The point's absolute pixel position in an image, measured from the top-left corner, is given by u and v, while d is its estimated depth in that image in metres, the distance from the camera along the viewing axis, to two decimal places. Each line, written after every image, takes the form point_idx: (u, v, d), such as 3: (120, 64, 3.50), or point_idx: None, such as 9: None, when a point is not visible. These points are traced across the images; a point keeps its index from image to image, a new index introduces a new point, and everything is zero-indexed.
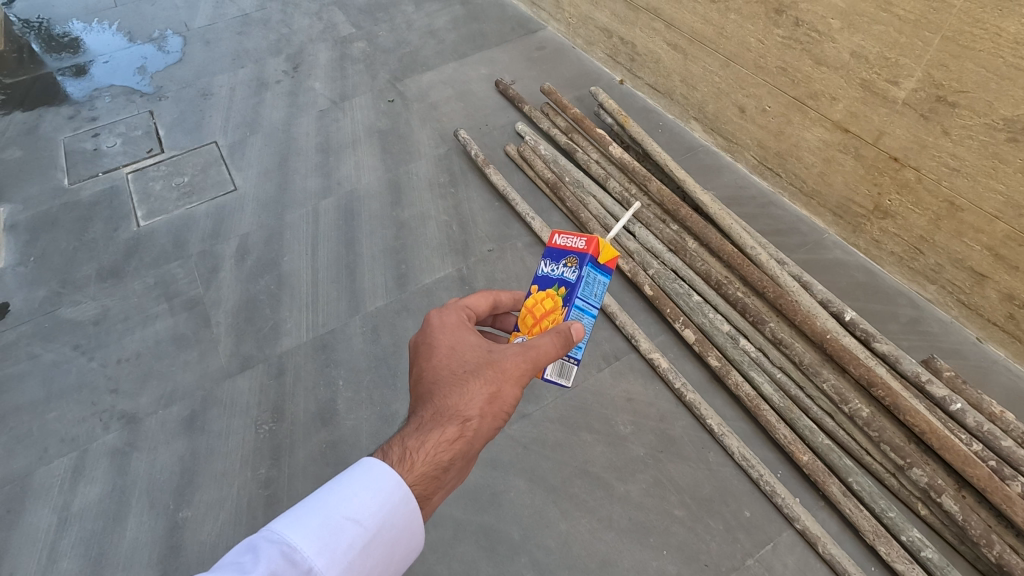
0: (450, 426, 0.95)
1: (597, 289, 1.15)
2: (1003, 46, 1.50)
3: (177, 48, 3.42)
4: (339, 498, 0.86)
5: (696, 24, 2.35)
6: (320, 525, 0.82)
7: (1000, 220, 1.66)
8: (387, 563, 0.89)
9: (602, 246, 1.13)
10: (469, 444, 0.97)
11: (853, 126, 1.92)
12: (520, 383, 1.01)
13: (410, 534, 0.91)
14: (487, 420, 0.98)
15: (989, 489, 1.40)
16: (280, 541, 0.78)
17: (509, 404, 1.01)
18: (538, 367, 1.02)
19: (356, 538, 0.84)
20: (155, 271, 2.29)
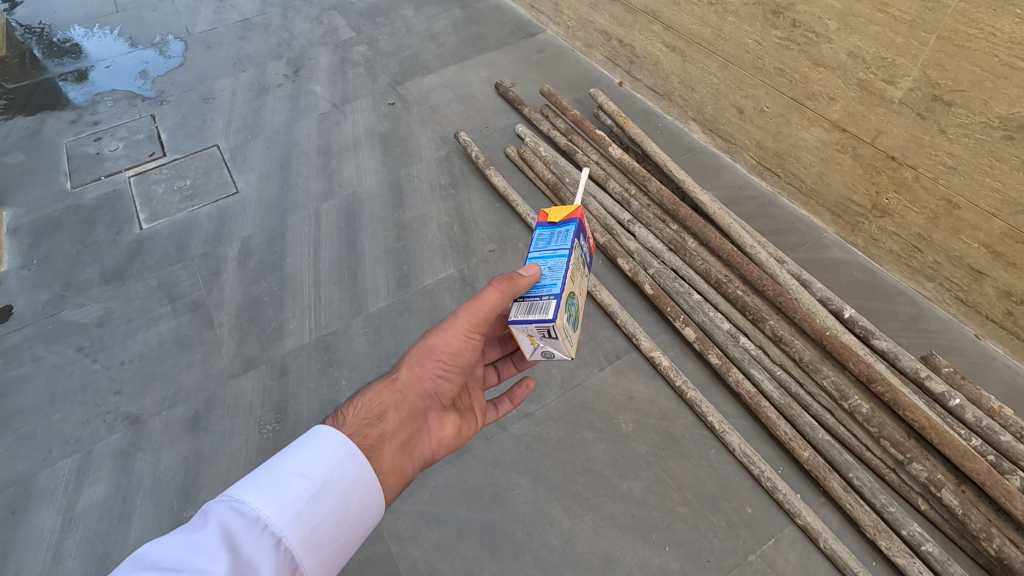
0: (384, 379, 1.08)
1: (558, 237, 1.12)
2: (998, 45, 1.52)
3: (178, 53, 3.44)
4: (288, 457, 0.89)
5: (694, 26, 2.37)
6: (268, 481, 0.85)
7: (997, 217, 1.68)
8: (345, 515, 0.90)
9: (551, 208, 1.18)
10: (401, 392, 1.06)
11: (851, 126, 1.94)
12: (450, 331, 1.10)
13: (363, 486, 0.93)
14: (415, 369, 1.08)
15: (989, 482, 1.41)
16: (228, 499, 0.82)
17: (441, 353, 1.09)
18: (470, 315, 1.08)
19: (304, 489, 0.86)
20: (158, 273, 2.30)
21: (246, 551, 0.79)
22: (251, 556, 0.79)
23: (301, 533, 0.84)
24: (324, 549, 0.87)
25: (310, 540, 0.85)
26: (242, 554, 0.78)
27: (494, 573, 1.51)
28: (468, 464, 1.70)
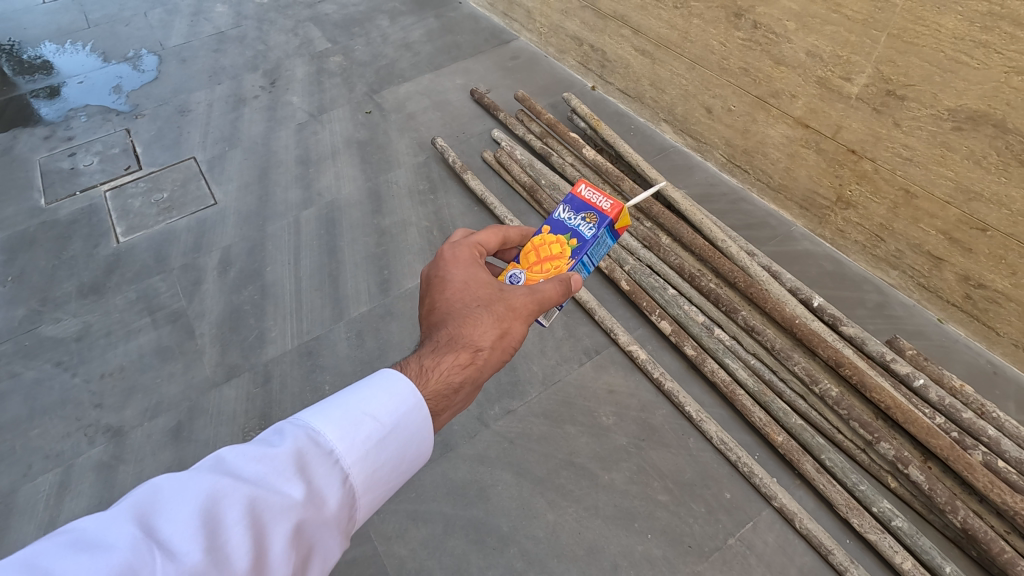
0: (463, 351, 1.04)
1: (601, 250, 1.31)
2: (943, 41, 1.60)
3: (152, 67, 3.44)
4: (360, 395, 0.88)
5: (662, 30, 2.44)
6: (342, 414, 0.85)
7: (952, 205, 1.75)
8: (403, 462, 0.90)
9: (621, 214, 1.29)
10: (478, 371, 1.05)
11: (813, 122, 2.02)
12: (526, 322, 1.13)
13: (421, 437, 0.92)
14: (494, 352, 1.08)
15: (952, 457, 1.47)
16: (305, 424, 0.83)
17: (513, 341, 1.12)
18: (542, 309, 1.15)
19: (374, 431, 0.86)
20: (137, 286, 2.30)
21: (315, 480, 0.80)
22: (320, 486, 0.80)
23: (365, 472, 0.85)
24: (380, 489, 0.88)
25: (371, 479, 0.86)
26: (313, 482, 0.80)
27: (481, 567, 1.53)
28: (453, 462, 1.73)
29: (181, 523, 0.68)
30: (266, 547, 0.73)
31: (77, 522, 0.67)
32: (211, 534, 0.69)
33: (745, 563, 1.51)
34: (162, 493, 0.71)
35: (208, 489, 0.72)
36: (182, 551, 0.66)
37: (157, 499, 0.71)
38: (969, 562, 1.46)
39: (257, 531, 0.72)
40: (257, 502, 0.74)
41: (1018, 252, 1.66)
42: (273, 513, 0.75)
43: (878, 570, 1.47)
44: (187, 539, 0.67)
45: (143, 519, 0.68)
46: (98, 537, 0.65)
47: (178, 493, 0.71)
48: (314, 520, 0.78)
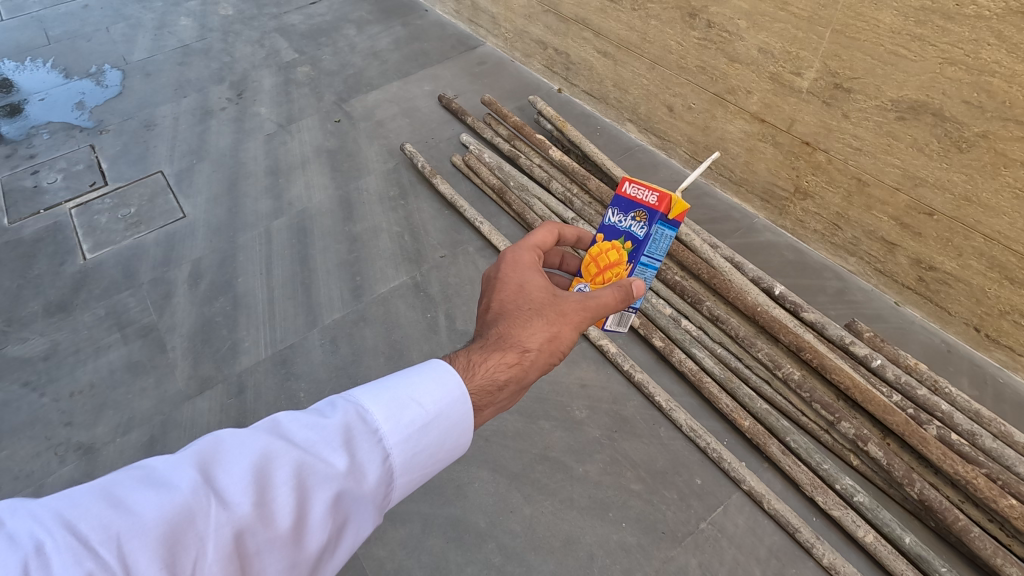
0: (511, 351, 1.05)
1: (664, 243, 1.22)
2: (882, 35, 1.67)
3: (116, 82, 3.40)
4: (409, 382, 0.93)
5: (622, 31, 2.50)
6: (390, 397, 0.90)
7: (901, 191, 1.82)
8: (440, 450, 0.93)
9: (675, 205, 1.16)
10: (525, 371, 1.06)
11: (768, 117, 2.09)
12: (577, 328, 1.12)
13: (460, 429, 0.96)
14: (543, 354, 1.08)
15: (907, 432, 1.54)
16: (356, 401, 0.89)
17: (564, 345, 1.11)
18: (596, 317, 1.13)
19: (417, 417, 0.90)
20: (105, 302, 2.27)
21: (358, 455, 0.85)
22: (362, 462, 0.85)
23: (404, 454, 0.89)
24: (416, 473, 0.92)
25: (409, 461, 0.90)
26: (356, 457, 0.84)
27: (459, 564, 1.55)
28: None
29: (237, 475, 0.76)
30: (308, 510, 0.79)
31: (152, 460, 0.76)
32: (260, 489, 0.76)
33: (716, 546, 1.55)
34: (224, 445, 0.79)
35: (263, 448, 0.79)
36: (234, 501, 0.74)
37: (219, 450, 0.79)
38: (928, 533, 1.52)
39: (301, 494, 0.79)
40: (304, 467, 0.80)
41: (963, 235, 1.74)
42: (317, 479, 0.81)
43: (843, 545, 1.53)
44: (240, 490, 0.75)
45: (205, 466, 0.76)
46: (167, 475, 0.74)
47: (237, 447, 0.79)
48: (354, 493, 0.83)
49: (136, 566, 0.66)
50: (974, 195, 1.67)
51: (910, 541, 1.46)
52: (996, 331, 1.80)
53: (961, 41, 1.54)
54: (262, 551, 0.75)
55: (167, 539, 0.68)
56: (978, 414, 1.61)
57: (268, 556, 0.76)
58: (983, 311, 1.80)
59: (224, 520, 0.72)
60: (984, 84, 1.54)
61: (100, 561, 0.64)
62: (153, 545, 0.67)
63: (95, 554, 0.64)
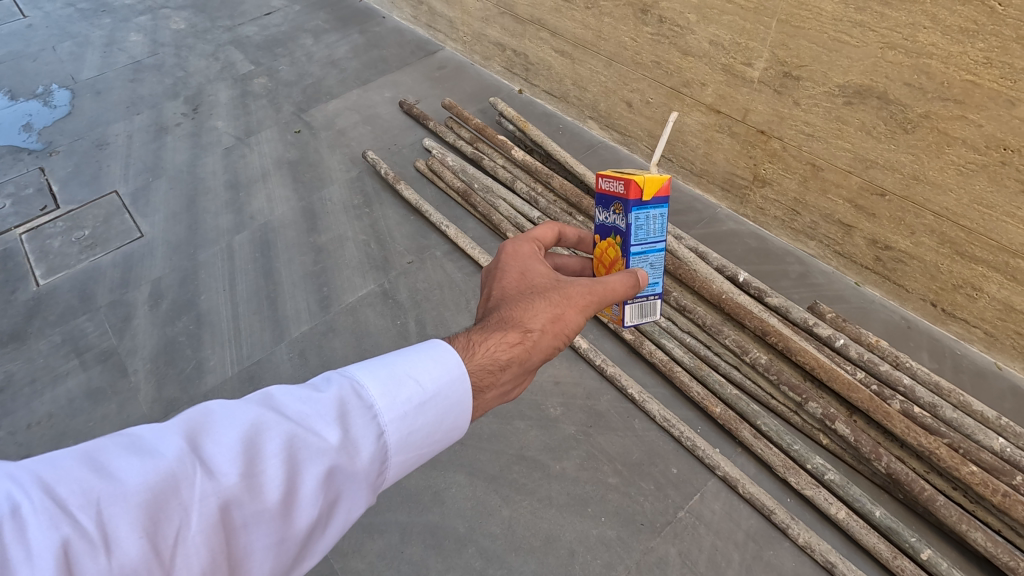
0: (513, 330, 1.04)
1: (654, 225, 1.15)
2: (825, 23, 1.72)
3: (65, 102, 3.30)
4: (408, 360, 0.91)
5: (578, 30, 2.52)
6: (387, 374, 0.88)
7: (854, 174, 1.87)
8: (437, 431, 0.91)
9: (643, 185, 1.10)
10: (527, 352, 1.04)
11: (723, 107, 2.12)
12: (583, 312, 1.10)
13: (460, 410, 0.94)
14: (547, 335, 1.06)
15: (872, 408, 1.57)
16: (353, 377, 0.87)
17: (568, 328, 1.10)
18: (602, 302, 1.10)
19: (415, 395, 0.88)
20: (62, 328, 2.20)
21: (352, 430, 0.83)
22: (356, 437, 0.83)
23: (399, 433, 0.86)
24: (412, 453, 0.89)
25: (405, 441, 0.87)
26: (350, 432, 0.82)
27: (439, 571, 1.53)
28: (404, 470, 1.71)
29: (225, 445, 0.74)
30: (298, 485, 0.77)
31: (139, 427, 0.75)
32: (249, 460, 0.75)
33: (695, 533, 1.56)
34: (214, 415, 0.78)
35: (254, 419, 0.78)
36: (221, 471, 0.72)
37: (208, 421, 0.77)
38: (897, 504, 1.56)
39: (291, 467, 0.77)
40: (295, 440, 0.78)
41: (914, 213, 1.79)
42: (308, 454, 0.78)
43: (817, 524, 1.55)
44: (227, 461, 0.73)
45: (193, 435, 0.75)
46: (153, 443, 0.72)
47: (227, 418, 0.77)
48: (346, 469, 0.81)
49: (115, 533, 0.64)
50: (922, 173, 1.72)
51: (880, 515, 1.49)
52: (951, 305, 1.85)
53: (899, 25, 1.58)
54: (248, 525, 0.73)
55: (151, 505, 0.67)
56: (938, 386, 1.66)
57: (255, 531, 0.74)
58: (938, 286, 1.86)
59: (210, 491, 0.70)
60: (924, 66, 1.58)
61: (78, 527, 0.63)
62: (134, 512, 0.66)
63: (73, 519, 0.63)
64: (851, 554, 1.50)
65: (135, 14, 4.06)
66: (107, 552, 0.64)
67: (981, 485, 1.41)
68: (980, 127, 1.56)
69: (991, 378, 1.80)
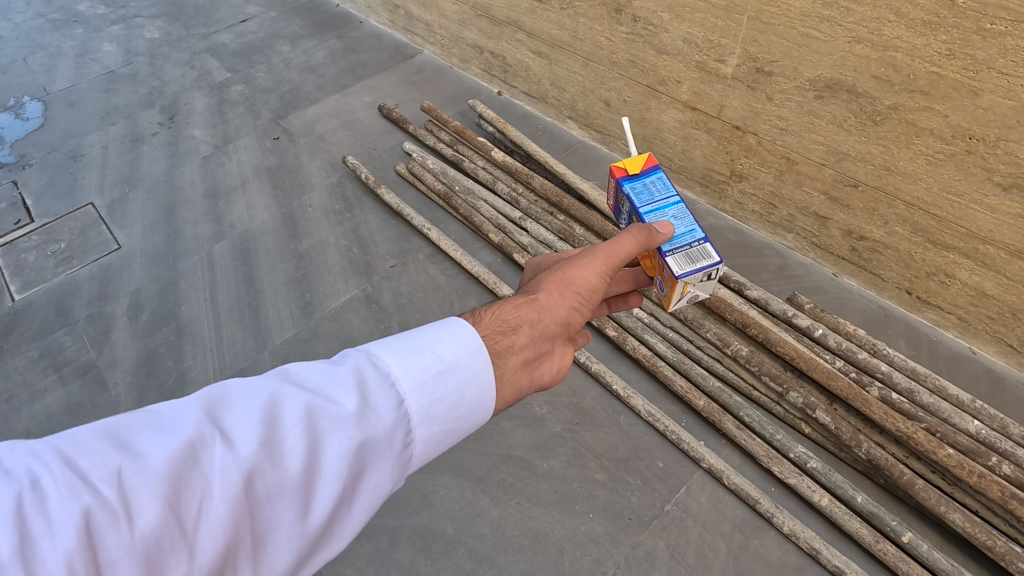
0: (517, 298, 1.03)
1: (655, 188, 1.13)
2: (794, 19, 1.75)
3: (37, 114, 3.25)
4: (424, 333, 0.90)
5: (554, 31, 2.54)
6: (404, 346, 0.87)
7: (827, 167, 1.90)
8: (460, 404, 0.88)
9: (620, 166, 1.18)
10: (536, 313, 1.00)
11: (699, 104, 2.15)
12: (592, 268, 1.04)
13: (483, 381, 0.91)
14: (553, 295, 1.02)
15: (851, 395, 1.60)
16: (368, 350, 0.86)
17: (580, 288, 1.04)
18: (612, 254, 1.04)
19: (432, 364, 0.86)
20: (39, 343, 2.16)
21: (371, 399, 0.81)
22: (376, 406, 0.81)
23: (421, 404, 0.84)
24: (439, 427, 0.87)
25: (427, 411, 0.85)
26: (370, 401, 0.81)
27: (429, 573, 1.53)
28: None
29: (244, 417, 0.74)
30: (319, 455, 0.75)
31: (158, 404, 0.75)
32: (269, 431, 0.74)
33: (682, 526, 1.57)
34: (232, 391, 0.78)
35: (272, 391, 0.78)
36: (241, 442, 0.72)
37: (227, 396, 0.77)
38: (878, 490, 1.58)
39: (311, 437, 0.76)
40: (313, 410, 0.77)
41: (886, 204, 1.83)
42: (328, 423, 0.77)
43: (802, 512, 1.57)
44: (246, 431, 0.73)
45: (211, 408, 0.75)
46: (171, 416, 0.72)
47: (245, 392, 0.78)
48: (368, 439, 0.79)
49: (137, 503, 0.64)
50: (893, 164, 1.75)
51: (862, 500, 1.51)
52: (926, 292, 1.89)
53: (865, 20, 1.61)
54: (272, 497, 0.72)
55: (172, 474, 0.67)
56: (915, 371, 1.69)
57: (279, 504, 0.73)
58: (912, 274, 1.89)
59: (230, 462, 0.70)
60: (890, 59, 1.62)
61: (99, 498, 0.63)
62: (154, 483, 0.65)
63: (93, 490, 0.63)
64: (835, 540, 1.52)
65: (107, 24, 4.01)
66: (129, 523, 0.63)
67: (958, 467, 1.44)
68: (946, 117, 1.59)
69: (966, 363, 1.84)
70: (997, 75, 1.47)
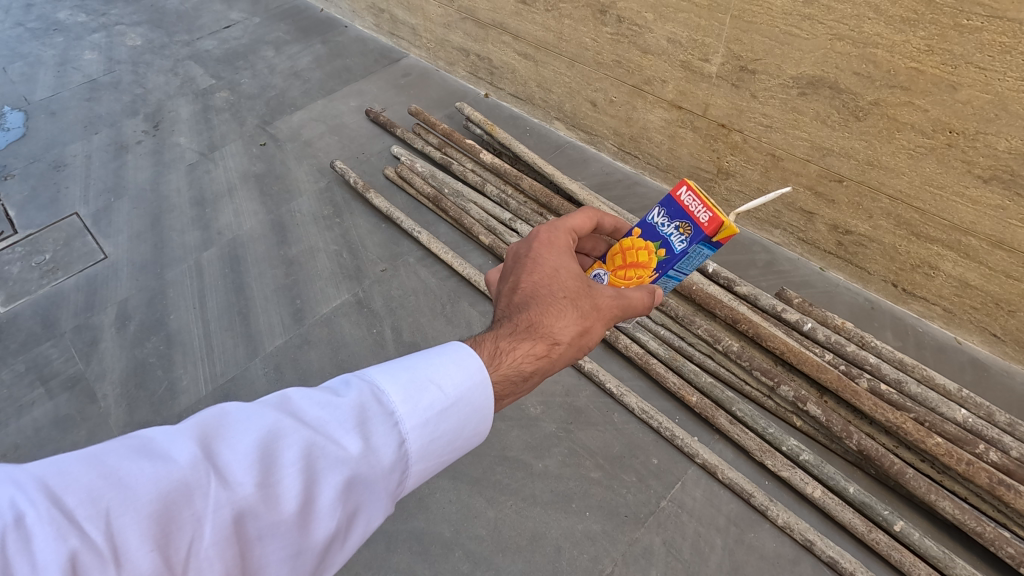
0: (541, 341, 1.02)
1: (698, 260, 1.14)
2: (776, 17, 1.77)
3: (18, 124, 3.20)
4: (429, 364, 0.91)
5: (539, 32, 2.55)
6: (409, 379, 0.88)
7: (812, 162, 1.93)
8: (458, 438, 0.91)
9: (723, 230, 1.05)
10: (551, 364, 1.04)
11: (684, 103, 2.17)
12: (605, 324, 1.10)
13: (481, 415, 0.94)
14: (571, 347, 1.06)
15: (841, 387, 1.62)
16: (374, 383, 0.86)
17: (589, 340, 1.10)
18: (623, 317, 1.12)
19: (437, 401, 0.88)
20: (25, 356, 2.13)
21: (373, 438, 0.82)
22: (376, 445, 0.82)
23: (421, 441, 0.86)
24: (432, 461, 0.89)
25: (425, 449, 0.87)
26: (370, 440, 0.82)
27: None
28: None
29: (242, 453, 0.74)
30: (315, 495, 0.77)
31: (151, 430, 0.74)
32: (265, 469, 0.74)
33: (678, 521, 1.59)
34: (229, 419, 0.78)
35: (271, 425, 0.77)
36: (237, 481, 0.72)
37: (223, 424, 0.77)
38: (870, 480, 1.60)
39: (309, 477, 0.76)
40: (313, 448, 0.78)
41: (871, 197, 1.85)
42: (326, 462, 0.78)
43: (795, 504, 1.59)
44: (242, 470, 0.73)
45: (207, 440, 0.75)
46: (165, 447, 0.72)
47: (242, 423, 0.77)
48: (366, 479, 0.80)
49: (125, 545, 0.64)
50: (876, 158, 1.78)
51: (854, 490, 1.53)
52: (911, 284, 1.92)
53: (845, 17, 1.64)
54: (263, 537, 0.73)
55: (163, 514, 0.67)
56: (903, 362, 1.71)
57: (270, 543, 0.74)
58: (897, 266, 1.92)
59: (224, 501, 0.70)
60: (870, 56, 1.64)
61: (86, 538, 0.62)
62: (145, 522, 0.65)
63: (80, 529, 0.62)
64: (829, 531, 1.54)
65: (88, 32, 3.97)
66: (118, 565, 0.63)
67: (946, 455, 1.47)
68: (926, 112, 1.62)
69: (952, 352, 1.87)
70: (975, 70, 1.50)
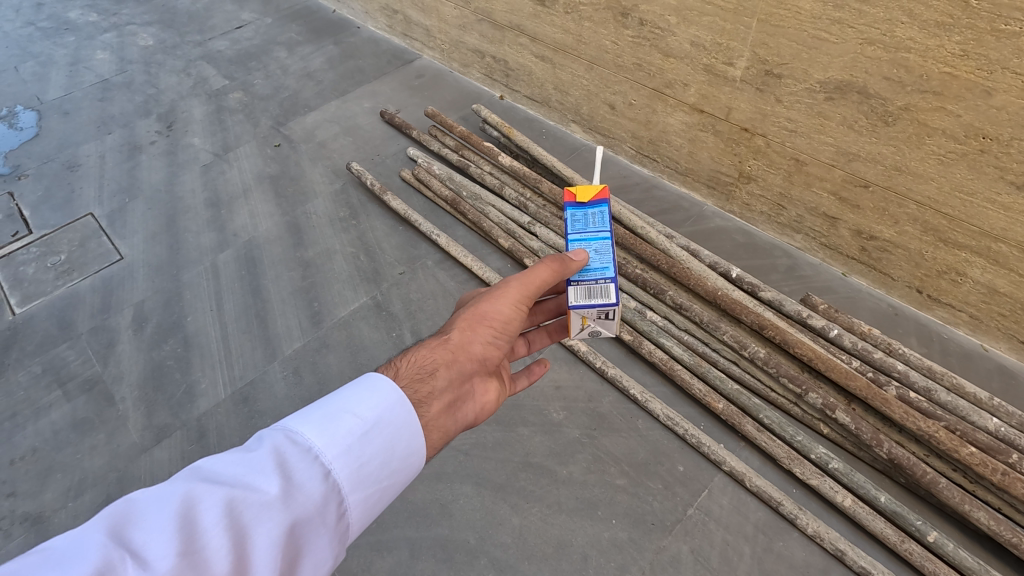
0: (435, 338, 1.09)
1: (592, 219, 1.20)
2: (805, 21, 1.76)
3: (32, 124, 3.19)
4: (341, 398, 0.91)
5: (557, 35, 2.54)
6: (320, 415, 0.88)
7: (837, 167, 1.91)
8: (392, 459, 0.90)
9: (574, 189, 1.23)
10: (453, 354, 1.05)
11: (707, 107, 2.15)
12: (504, 301, 1.12)
13: (410, 433, 0.93)
14: (467, 331, 1.09)
15: (870, 395, 1.60)
16: (284, 428, 0.86)
17: (493, 320, 1.11)
18: (520, 286, 1.12)
19: (356, 428, 0.88)
20: (41, 358, 2.12)
21: (296, 477, 0.82)
22: (301, 482, 0.81)
23: (349, 469, 0.85)
24: (371, 487, 0.88)
25: (358, 474, 0.86)
26: (293, 480, 0.81)
27: None
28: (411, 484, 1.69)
29: (159, 529, 0.71)
30: (246, 549, 0.75)
31: (54, 539, 0.70)
32: (187, 537, 0.72)
33: (705, 529, 1.57)
34: (139, 503, 0.74)
35: (185, 494, 0.75)
36: (159, 557, 0.69)
37: (133, 510, 0.74)
38: (899, 489, 1.59)
39: (235, 533, 0.75)
40: (234, 503, 0.76)
41: (897, 203, 1.84)
42: (251, 513, 0.77)
43: (824, 512, 1.57)
44: (161, 546, 0.70)
45: (119, 530, 0.71)
46: (70, 549, 0.67)
47: (155, 502, 0.74)
48: (299, 519, 0.80)
49: None
50: (904, 164, 1.76)
51: (885, 499, 1.52)
52: (936, 291, 1.90)
53: (876, 21, 1.62)
54: None
55: None
56: (932, 370, 1.70)
57: None
58: (922, 273, 1.91)
59: None
60: (901, 60, 1.63)
61: None
62: None
63: None
64: (858, 540, 1.52)
65: (100, 31, 3.96)
66: None
67: (981, 465, 1.45)
68: (959, 117, 1.60)
69: (978, 359, 1.85)
70: (1011, 75, 1.48)
